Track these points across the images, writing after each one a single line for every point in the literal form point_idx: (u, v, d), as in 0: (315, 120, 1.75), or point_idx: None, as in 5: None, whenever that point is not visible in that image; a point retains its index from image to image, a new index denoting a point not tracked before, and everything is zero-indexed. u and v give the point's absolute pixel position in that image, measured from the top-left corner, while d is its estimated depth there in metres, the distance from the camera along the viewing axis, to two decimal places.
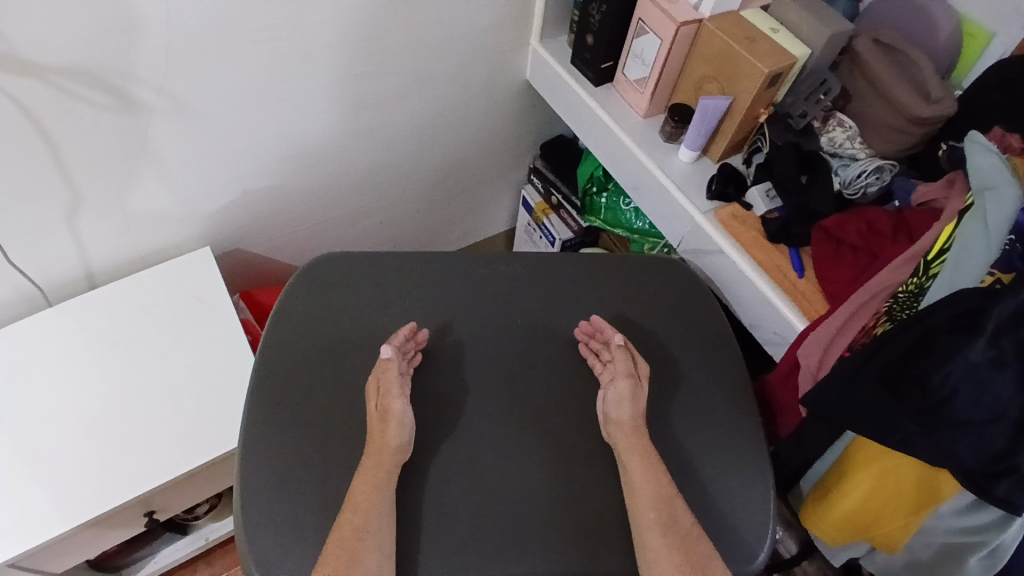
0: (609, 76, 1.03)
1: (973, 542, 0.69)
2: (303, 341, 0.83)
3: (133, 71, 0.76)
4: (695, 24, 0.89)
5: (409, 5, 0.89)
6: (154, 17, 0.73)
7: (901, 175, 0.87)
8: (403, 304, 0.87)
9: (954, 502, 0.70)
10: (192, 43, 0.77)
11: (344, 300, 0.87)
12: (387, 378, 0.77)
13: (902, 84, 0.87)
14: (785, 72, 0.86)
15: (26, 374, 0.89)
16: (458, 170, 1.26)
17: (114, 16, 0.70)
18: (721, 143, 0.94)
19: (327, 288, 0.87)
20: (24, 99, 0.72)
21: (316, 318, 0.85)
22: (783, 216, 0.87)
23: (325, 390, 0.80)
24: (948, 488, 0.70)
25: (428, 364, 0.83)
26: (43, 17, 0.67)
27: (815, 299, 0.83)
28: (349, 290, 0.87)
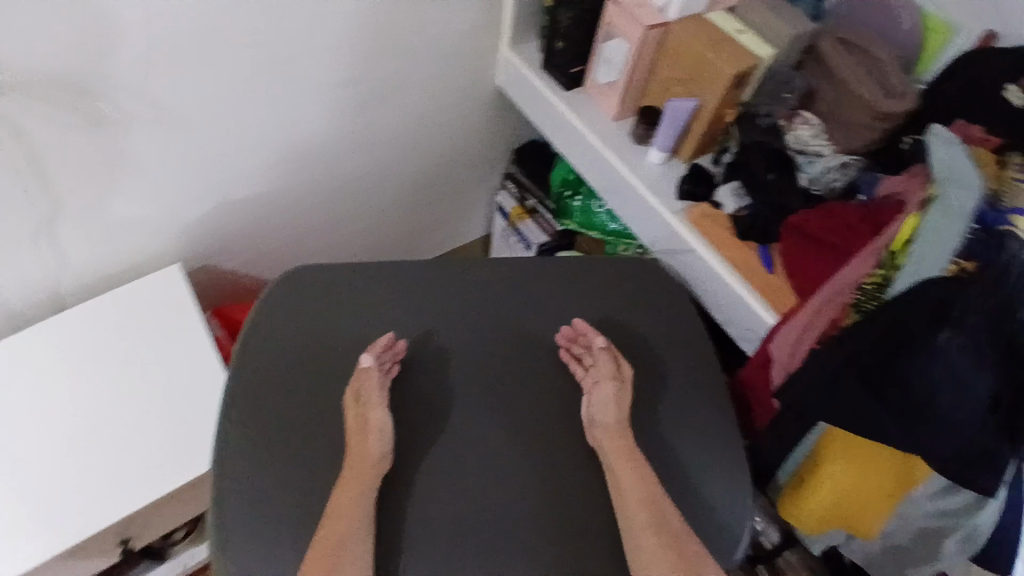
0: (578, 80, 1.04)
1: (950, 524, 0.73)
2: (279, 354, 0.82)
3: (110, 78, 0.75)
4: (661, 28, 0.90)
5: (388, 11, 0.90)
6: (134, 25, 0.72)
7: (864, 169, 0.88)
8: (381, 313, 0.87)
9: (928, 486, 0.74)
10: (156, 56, 0.76)
11: (321, 312, 0.86)
12: (369, 387, 0.77)
13: (865, 81, 0.88)
14: (750, 73, 0.87)
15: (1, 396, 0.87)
16: (432, 179, 1.26)
17: (92, 24, 0.70)
18: (689, 145, 0.95)
19: (302, 300, 0.87)
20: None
21: (293, 330, 0.84)
22: (751, 214, 0.89)
23: (304, 402, 0.79)
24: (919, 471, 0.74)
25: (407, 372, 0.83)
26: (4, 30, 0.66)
27: (783, 294, 0.85)
28: (325, 301, 0.87)
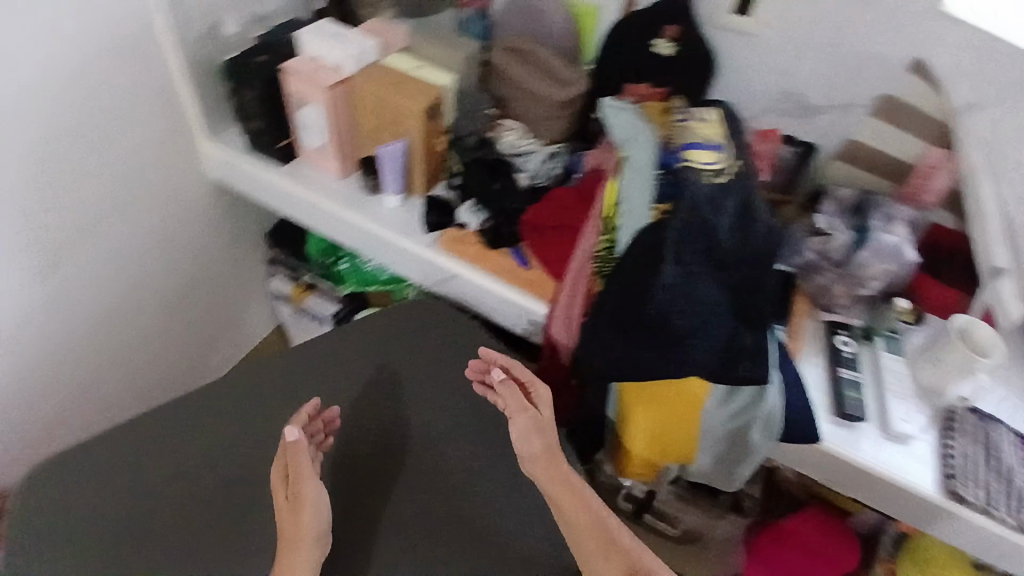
0: (291, 153, 1.03)
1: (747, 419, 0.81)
2: (65, 554, 0.76)
3: None
4: (342, 84, 0.91)
5: (36, 155, 0.86)
6: None
7: (573, 152, 0.99)
8: (169, 461, 0.83)
9: (714, 396, 0.81)
10: None
11: (99, 490, 0.80)
12: (298, 462, 0.76)
13: (537, 76, 0.97)
14: (439, 103, 0.92)
15: None
16: (190, 293, 1.20)
17: None
18: (418, 180, 0.98)
19: (78, 478, 0.81)
20: None
21: (76, 513, 0.79)
22: (492, 224, 0.94)
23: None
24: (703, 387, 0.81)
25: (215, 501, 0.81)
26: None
27: (546, 283, 0.91)
28: (102, 476, 0.82)
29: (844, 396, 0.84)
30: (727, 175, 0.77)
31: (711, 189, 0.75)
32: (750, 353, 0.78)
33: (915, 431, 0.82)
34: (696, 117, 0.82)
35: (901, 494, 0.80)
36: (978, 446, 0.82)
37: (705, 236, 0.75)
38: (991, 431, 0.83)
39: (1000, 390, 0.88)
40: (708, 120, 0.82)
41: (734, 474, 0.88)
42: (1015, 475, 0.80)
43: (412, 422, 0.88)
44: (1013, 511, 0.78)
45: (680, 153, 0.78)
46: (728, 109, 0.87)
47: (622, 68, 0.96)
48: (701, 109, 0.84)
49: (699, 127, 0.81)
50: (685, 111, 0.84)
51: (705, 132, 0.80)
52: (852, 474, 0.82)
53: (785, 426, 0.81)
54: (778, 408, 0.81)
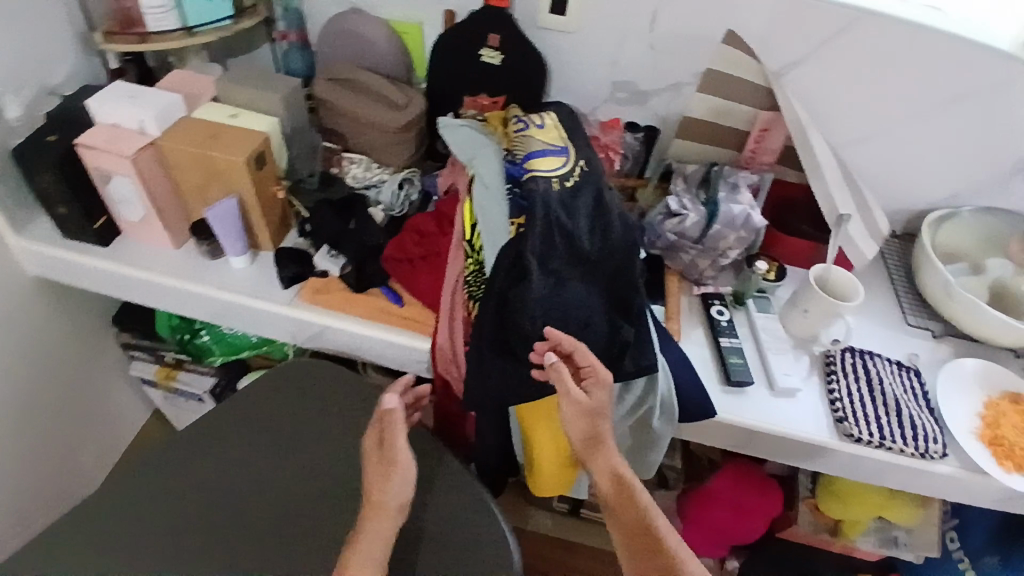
0: (112, 231, 0.93)
1: (647, 410, 0.81)
2: None
3: None
4: (150, 147, 0.83)
5: None
6: None
7: (425, 175, 0.96)
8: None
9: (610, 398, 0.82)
10: None
11: None
12: (392, 429, 0.75)
13: (370, 104, 0.93)
14: (265, 149, 0.85)
15: None
16: (37, 407, 1.07)
17: None
18: (262, 233, 0.91)
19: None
20: None
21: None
22: (354, 264, 0.89)
23: None
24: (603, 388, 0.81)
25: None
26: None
27: (423, 316, 0.87)
28: None
29: (728, 362, 0.86)
30: (574, 176, 0.78)
31: (561, 195, 0.76)
32: (633, 346, 0.78)
33: (797, 381, 0.86)
34: (533, 125, 0.83)
35: (797, 443, 0.83)
36: (860, 386, 0.85)
37: (564, 241, 0.75)
38: (868, 369, 0.87)
39: (862, 326, 0.94)
40: (544, 126, 0.82)
41: (645, 464, 0.88)
42: (902, 405, 0.84)
43: (310, 494, 0.84)
44: (908, 439, 0.81)
45: (524, 165, 0.79)
46: (566, 111, 0.87)
47: (455, 86, 0.95)
48: (538, 117, 0.84)
49: (538, 135, 0.81)
50: (523, 120, 0.84)
51: (543, 140, 0.80)
52: (752, 437, 0.84)
53: (686, 407, 0.82)
54: (673, 394, 0.82)
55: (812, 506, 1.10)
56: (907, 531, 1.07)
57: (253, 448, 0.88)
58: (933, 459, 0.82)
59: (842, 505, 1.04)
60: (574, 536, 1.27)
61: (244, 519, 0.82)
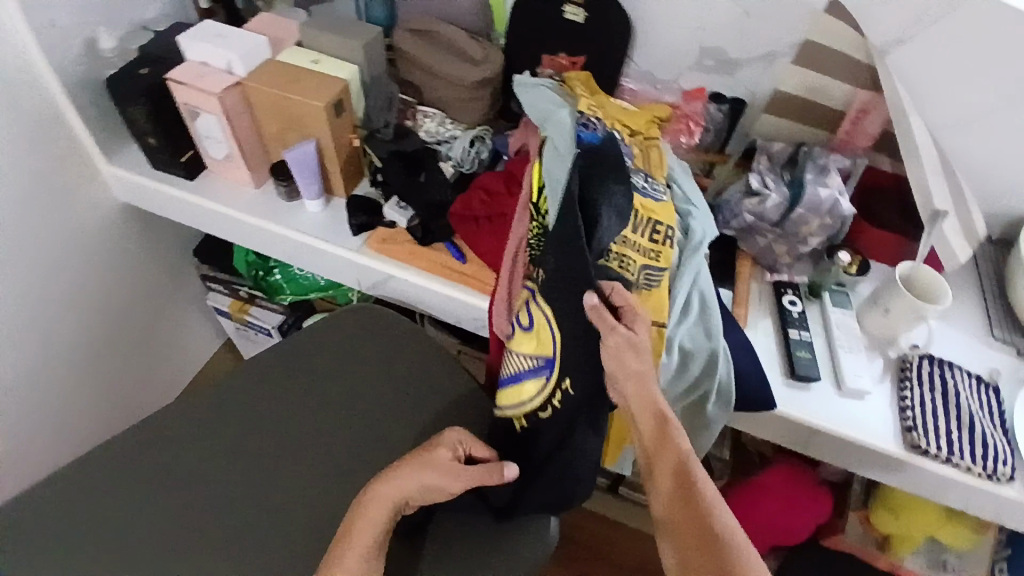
0: (198, 166, 0.97)
1: (700, 394, 0.78)
2: None
3: None
4: (238, 87, 0.85)
5: None
6: None
7: (497, 134, 0.94)
8: (116, 507, 0.80)
9: (667, 371, 0.76)
10: None
11: (40, 548, 0.77)
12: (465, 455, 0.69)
13: (449, 58, 0.92)
14: (345, 96, 0.85)
15: None
16: (118, 326, 1.14)
17: None
18: (336, 180, 0.92)
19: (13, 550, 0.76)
20: None
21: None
22: (420, 218, 0.88)
23: None
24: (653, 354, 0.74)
25: (152, 561, 0.77)
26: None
27: (485, 275, 0.87)
28: (41, 534, 0.77)
29: (794, 356, 0.82)
30: (552, 407, 0.70)
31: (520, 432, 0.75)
32: (693, 326, 0.76)
33: (867, 383, 0.82)
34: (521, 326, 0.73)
35: (856, 447, 0.80)
36: (934, 396, 0.80)
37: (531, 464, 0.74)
38: (945, 379, 0.82)
39: (942, 331, 0.88)
40: (530, 329, 0.72)
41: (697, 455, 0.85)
42: (976, 421, 0.79)
43: (362, 437, 0.87)
44: (977, 458, 0.77)
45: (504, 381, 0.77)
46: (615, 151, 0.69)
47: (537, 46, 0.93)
48: (529, 312, 0.71)
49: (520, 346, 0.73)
50: (527, 307, 0.73)
51: (525, 351, 0.72)
52: (810, 434, 0.81)
53: (743, 398, 0.79)
54: (733, 379, 0.78)
55: (861, 519, 1.06)
56: (959, 555, 1.03)
57: (309, 389, 0.91)
58: (1000, 482, 0.77)
59: (896, 521, 0.99)
60: (611, 510, 1.27)
61: (298, 453, 0.85)
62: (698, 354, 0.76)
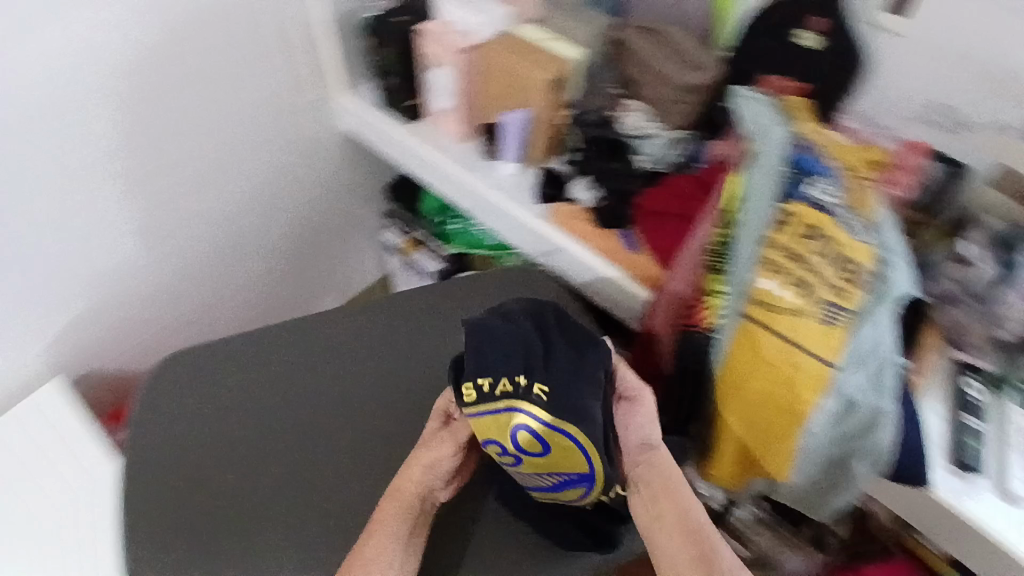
0: (418, 112, 1.08)
1: (853, 449, 0.75)
2: (189, 441, 0.87)
3: None
4: (476, 50, 0.95)
5: (173, 78, 0.94)
6: None
7: (697, 138, 0.94)
8: (282, 378, 0.91)
9: (825, 417, 0.74)
10: None
11: (219, 390, 0.91)
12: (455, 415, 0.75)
13: (669, 59, 0.93)
14: (567, 76, 0.93)
15: None
16: (306, 235, 1.30)
17: None
18: (536, 151, 1.00)
19: (200, 381, 0.92)
20: None
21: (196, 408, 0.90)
22: (606, 203, 0.94)
23: (218, 468, 0.85)
24: (813, 390, 0.73)
25: (298, 431, 0.87)
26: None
27: (654, 270, 0.90)
28: (223, 378, 0.92)
29: (963, 444, 0.77)
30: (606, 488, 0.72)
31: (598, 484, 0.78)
32: (868, 377, 0.73)
33: None
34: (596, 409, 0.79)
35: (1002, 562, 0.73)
36: None
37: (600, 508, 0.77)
38: None
39: None
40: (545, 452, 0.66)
41: (826, 504, 0.81)
42: None
43: None
44: None
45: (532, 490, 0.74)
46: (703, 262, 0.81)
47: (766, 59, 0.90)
48: (530, 436, 0.65)
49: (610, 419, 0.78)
50: (500, 449, 0.68)
51: (538, 472, 0.69)
52: (952, 529, 0.76)
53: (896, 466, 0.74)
54: (893, 445, 0.75)
55: None
56: None
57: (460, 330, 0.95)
58: None
59: None
60: None
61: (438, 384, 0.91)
62: (862, 408, 0.73)
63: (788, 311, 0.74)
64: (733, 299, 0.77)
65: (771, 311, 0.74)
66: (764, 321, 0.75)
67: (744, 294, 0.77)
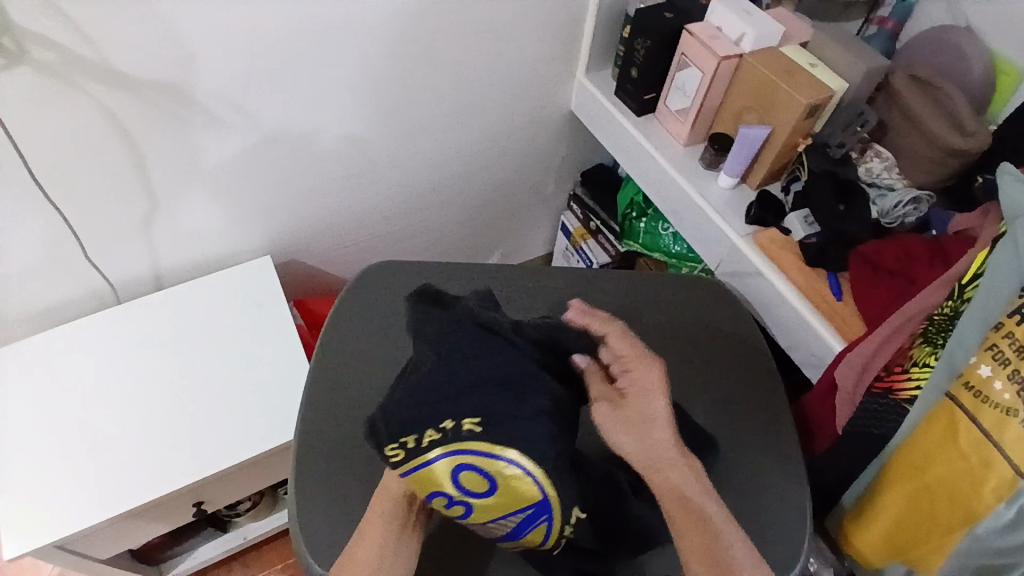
0: (650, 107, 1.11)
1: (1006, 564, 0.70)
2: (358, 345, 0.92)
3: (200, 86, 0.88)
4: (736, 59, 0.95)
5: (451, 22, 0.98)
6: (216, 39, 0.84)
7: (937, 206, 0.90)
8: None
9: (990, 522, 0.68)
10: (252, 73, 0.90)
11: (396, 307, 0.96)
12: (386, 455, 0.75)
13: (937, 116, 0.90)
14: (822, 104, 0.91)
15: (81, 374, 1.01)
16: (497, 193, 1.36)
17: (179, 49, 0.83)
18: (760, 170, 0.99)
19: (389, 284, 0.98)
20: (134, 109, 0.86)
21: (375, 306, 0.96)
22: (821, 241, 0.92)
23: (380, 376, 0.90)
24: (994, 495, 0.67)
25: None
26: (128, 36, 0.79)
27: (851, 320, 0.87)
28: (401, 296, 0.97)
29: None
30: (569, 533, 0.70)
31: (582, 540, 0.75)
32: None
33: None
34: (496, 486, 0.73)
35: None
36: None
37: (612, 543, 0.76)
38: None
39: None
40: (493, 492, 0.66)
41: None
42: None
43: None
44: None
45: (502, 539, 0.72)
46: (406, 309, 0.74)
47: None
48: (476, 478, 0.65)
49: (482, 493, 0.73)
50: (448, 500, 0.67)
51: (494, 516, 0.68)
52: None
53: None
54: None
55: None
56: None
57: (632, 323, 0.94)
58: None
59: None
60: None
61: None
62: None
63: (995, 407, 0.66)
64: (940, 374, 0.71)
65: (980, 401, 0.67)
66: (969, 408, 0.68)
67: (956, 372, 0.70)
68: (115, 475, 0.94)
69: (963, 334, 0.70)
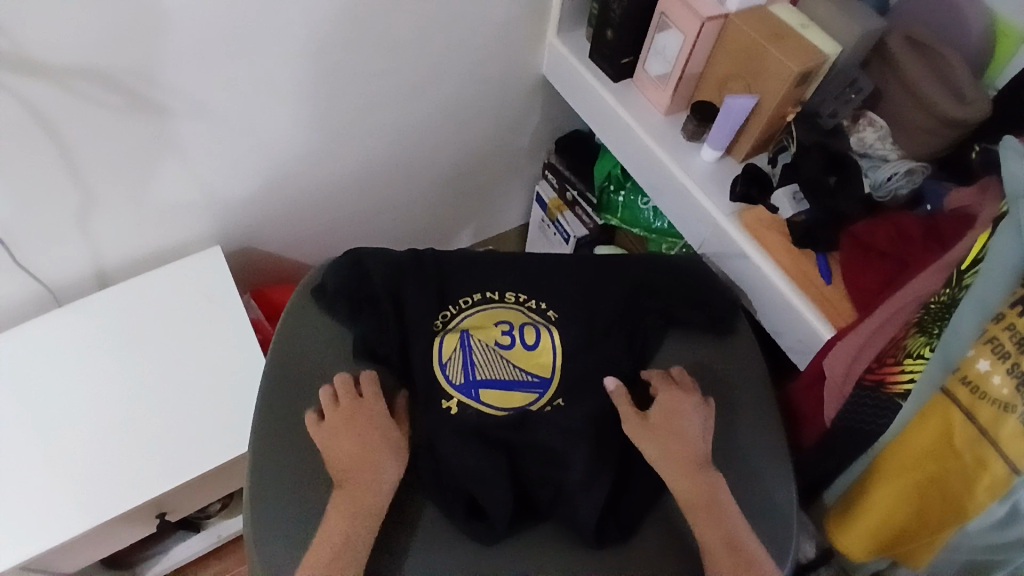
0: (627, 72, 1.02)
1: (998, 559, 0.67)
2: (317, 346, 0.86)
3: (128, 67, 0.78)
4: (721, 19, 0.87)
5: None
6: (144, 14, 0.74)
7: (931, 178, 0.85)
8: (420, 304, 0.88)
9: (982, 518, 0.66)
10: (187, 49, 0.80)
11: None
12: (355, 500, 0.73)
13: (934, 82, 0.84)
14: (815, 70, 0.84)
15: (14, 387, 0.93)
16: (467, 167, 1.28)
17: (103, 25, 0.72)
18: (745, 143, 0.93)
19: None
20: (43, 99, 0.75)
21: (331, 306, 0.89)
22: (810, 219, 0.86)
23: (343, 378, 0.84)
24: (988, 493, 0.64)
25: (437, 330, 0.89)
26: (44, 19, 0.69)
27: (841, 305, 0.83)
28: None
29: None
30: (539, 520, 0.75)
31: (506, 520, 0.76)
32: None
33: None
34: (447, 358, 0.85)
35: None
36: None
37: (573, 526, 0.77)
38: None
39: None
40: (533, 348, 0.87)
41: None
42: None
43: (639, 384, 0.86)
44: None
45: (480, 387, 0.84)
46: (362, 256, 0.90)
47: None
48: (537, 332, 0.88)
49: (454, 359, 0.85)
50: (507, 329, 0.88)
51: (520, 364, 0.86)
52: None
53: None
54: None
55: None
56: None
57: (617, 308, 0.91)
58: None
59: None
60: None
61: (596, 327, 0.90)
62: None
63: (992, 404, 0.62)
64: (935, 368, 0.67)
65: (977, 397, 0.63)
66: (965, 405, 0.64)
67: (952, 367, 0.66)
68: (64, 497, 0.88)
69: (961, 325, 0.65)
